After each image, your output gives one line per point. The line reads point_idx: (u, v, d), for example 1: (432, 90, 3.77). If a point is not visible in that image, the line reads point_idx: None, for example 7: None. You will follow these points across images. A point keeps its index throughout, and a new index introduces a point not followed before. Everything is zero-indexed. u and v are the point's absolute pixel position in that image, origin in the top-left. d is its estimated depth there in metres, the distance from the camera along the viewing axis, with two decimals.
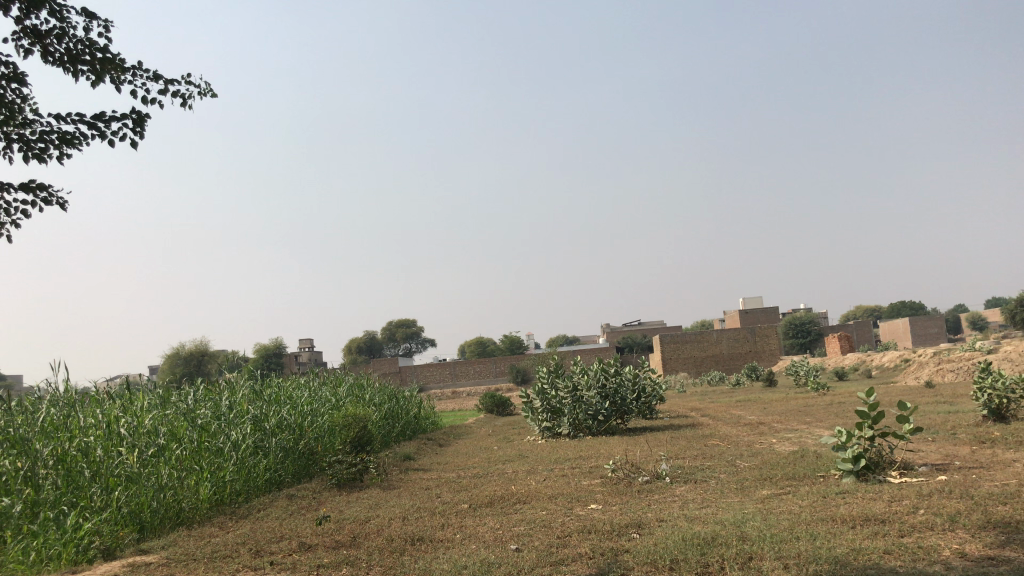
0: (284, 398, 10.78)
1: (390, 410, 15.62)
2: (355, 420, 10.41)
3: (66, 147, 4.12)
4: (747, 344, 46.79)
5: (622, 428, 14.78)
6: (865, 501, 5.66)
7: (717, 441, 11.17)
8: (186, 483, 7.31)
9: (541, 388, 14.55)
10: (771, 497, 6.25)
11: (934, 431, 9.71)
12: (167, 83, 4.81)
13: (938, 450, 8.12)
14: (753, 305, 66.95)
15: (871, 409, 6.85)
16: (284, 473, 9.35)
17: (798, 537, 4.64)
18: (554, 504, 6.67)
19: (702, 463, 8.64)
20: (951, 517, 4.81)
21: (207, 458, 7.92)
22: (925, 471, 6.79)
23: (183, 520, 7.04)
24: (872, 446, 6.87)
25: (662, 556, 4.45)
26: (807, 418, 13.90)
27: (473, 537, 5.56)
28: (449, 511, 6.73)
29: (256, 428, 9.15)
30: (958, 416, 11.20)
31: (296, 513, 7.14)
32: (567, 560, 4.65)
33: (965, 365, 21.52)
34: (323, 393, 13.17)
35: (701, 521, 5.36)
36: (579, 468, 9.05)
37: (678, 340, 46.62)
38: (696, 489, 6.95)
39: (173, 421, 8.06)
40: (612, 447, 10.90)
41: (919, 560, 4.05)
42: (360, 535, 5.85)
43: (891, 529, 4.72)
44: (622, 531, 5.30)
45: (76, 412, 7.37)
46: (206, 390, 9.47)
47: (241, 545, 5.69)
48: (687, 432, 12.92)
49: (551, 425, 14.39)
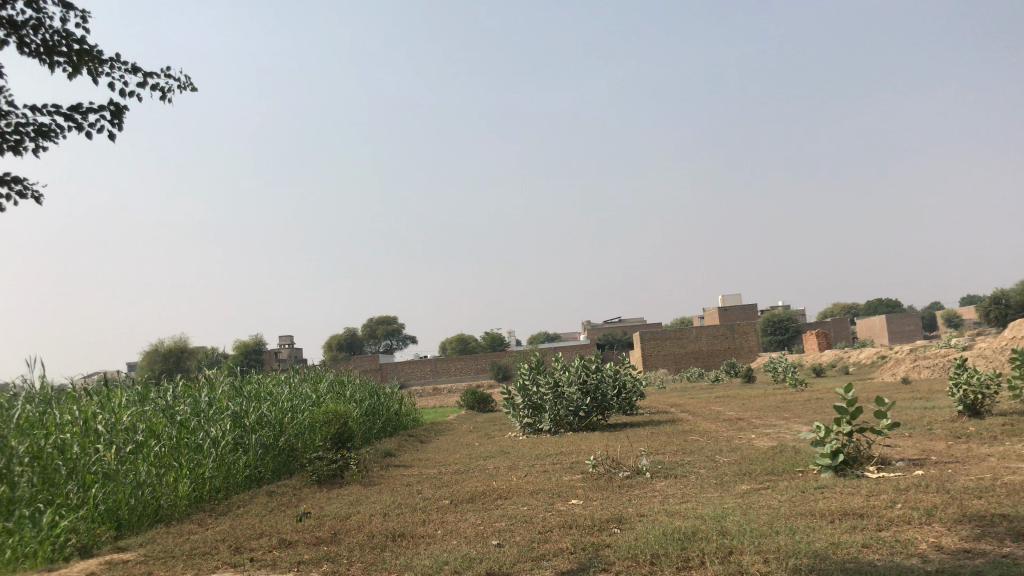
0: (264, 394, 10.73)
1: (371, 406, 15.58)
2: (336, 416, 10.37)
3: (42, 140, 4.07)
4: (727, 341, 47.05)
5: (602, 424, 14.83)
6: (843, 495, 5.72)
7: (697, 436, 11.23)
8: (164, 480, 7.25)
9: (522, 384, 14.56)
10: (750, 492, 6.29)
11: (911, 426, 9.82)
12: (144, 75, 4.77)
13: (915, 446, 8.20)
14: (732, 303, 67.33)
15: (850, 405, 6.91)
16: (264, 470, 9.31)
17: (777, 531, 4.67)
18: (535, 500, 6.68)
19: (682, 458, 8.69)
20: (927, 511, 4.87)
21: (186, 455, 7.87)
22: (902, 466, 6.86)
23: (161, 517, 6.99)
24: (850, 441, 6.93)
25: (643, 551, 4.48)
26: (786, 414, 13.99)
27: (454, 533, 5.56)
28: (430, 507, 6.72)
29: (236, 424, 9.10)
30: (934, 412, 11.32)
31: (276, 509, 7.11)
32: (548, 555, 4.67)
33: (941, 361, 21.74)
34: (303, 389, 13.12)
35: (681, 516, 5.39)
36: (560, 464, 9.08)
37: (658, 337, 46.82)
38: (676, 484, 6.99)
39: (151, 417, 8.00)
40: (592, 443, 10.92)
41: (897, 553, 4.09)
42: (340, 532, 5.83)
43: (869, 523, 4.76)
44: (603, 526, 5.32)
45: (52, 408, 7.29)
46: (185, 387, 9.41)
47: (220, 542, 5.66)
48: (668, 428, 12.99)
49: (532, 421, 14.41)
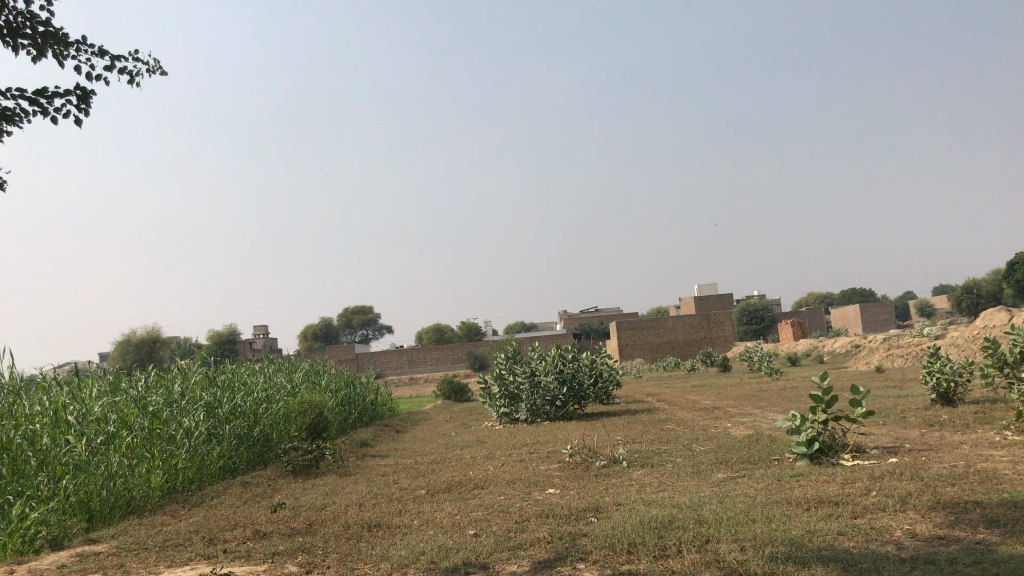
0: (239, 384, 10.62)
1: (346, 396, 15.50)
2: (312, 406, 10.30)
3: (6, 125, 3.97)
4: (703, 330, 47.30)
5: (579, 413, 14.85)
6: (818, 483, 5.75)
7: (674, 425, 11.26)
8: (137, 471, 7.13)
9: (499, 373, 14.54)
10: (726, 480, 6.31)
11: (885, 414, 9.90)
12: (113, 59, 4.66)
13: (889, 434, 8.27)
14: (708, 292, 67.68)
15: (825, 393, 6.95)
16: (238, 460, 9.21)
17: (753, 519, 4.68)
18: (512, 489, 6.67)
19: (659, 447, 8.71)
20: (902, 499, 4.90)
21: (159, 446, 7.76)
22: (877, 454, 6.92)
23: (135, 508, 6.84)
24: (826, 429, 6.97)
25: (620, 540, 4.46)
26: (761, 403, 14.08)
27: (430, 523, 5.53)
28: (406, 497, 6.68)
29: (209, 415, 9.01)
30: (907, 401, 11.44)
31: (250, 500, 7.04)
32: (525, 545, 4.65)
33: (914, 350, 21.97)
34: (279, 379, 13.02)
35: (658, 505, 5.39)
36: (537, 453, 9.07)
37: (634, 326, 46.99)
38: (653, 473, 7.00)
39: (123, 408, 7.90)
40: (569, 433, 10.93)
41: (873, 540, 4.11)
42: (316, 522, 5.78)
43: (844, 511, 4.79)
44: (580, 515, 5.31)
45: (21, 400, 7.20)
46: (158, 376, 9.30)
47: (193, 534, 5.59)
48: (644, 417, 13.02)
49: (509, 410, 14.40)
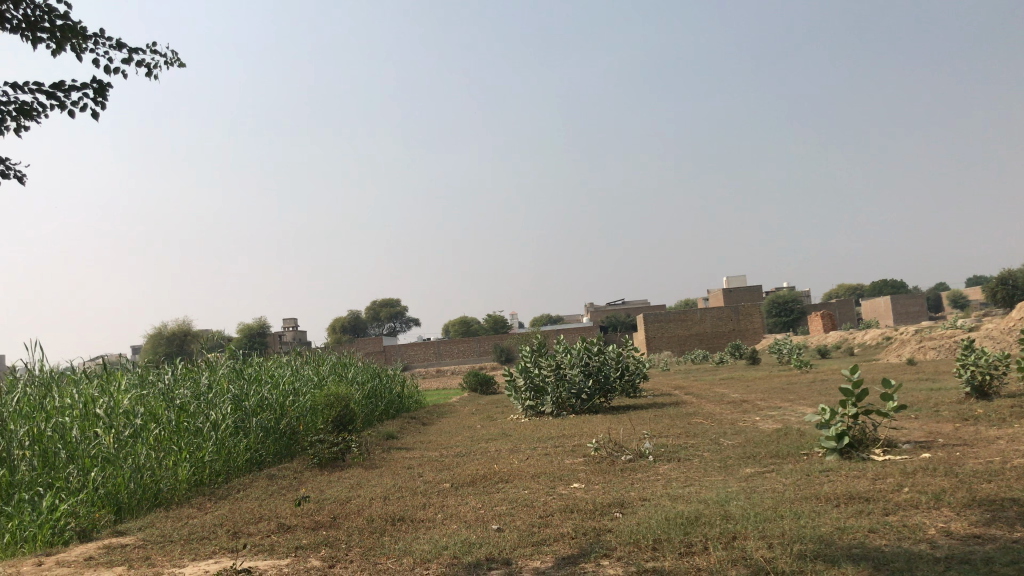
0: (266, 377, 10.67)
1: (373, 388, 15.53)
2: (338, 399, 10.32)
3: (24, 119, 3.97)
4: (731, 322, 46.91)
5: (605, 406, 14.76)
6: (849, 479, 5.64)
7: (702, 419, 11.14)
8: (164, 464, 7.16)
9: (524, 366, 14.50)
10: (754, 475, 6.21)
11: (918, 408, 9.71)
12: (130, 52, 4.65)
13: (922, 428, 8.10)
14: (736, 285, 67.12)
15: (855, 386, 6.83)
16: (265, 453, 9.24)
17: (781, 515, 4.59)
18: (536, 483, 6.62)
19: (686, 441, 8.61)
20: (936, 496, 4.77)
21: (186, 438, 7.80)
22: (909, 449, 6.78)
23: (162, 501, 6.86)
24: (856, 423, 6.83)
25: (645, 536, 4.39)
26: (790, 396, 13.90)
27: (454, 517, 5.50)
28: (430, 491, 6.65)
29: (237, 407, 9.05)
30: (940, 394, 11.24)
31: (276, 493, 7.06)
32: (549, 540, 4.59)
33: (947, 343, 21.62)
34: (305, 372, 13.07)
35: (684, 500, 5.31)
36: (563, 447, 9.01)
37: (662, 319, 46.74)
38: (679, 467, 6.91)
39: (150, 401, 7.96)
40: (595, 426, 10.86)
41: (905, 539, 4.01)
42: (339, 516, 5.76)
43: (875, 508, 4.68)
44: (605, 510, 5.25)
45: (50, 394, 7.27)
46: (186, 369, 9.37)
47: (218, 527, 5.60)
48: (671, 410, 12.91)
49: (535, 403, 14.35)
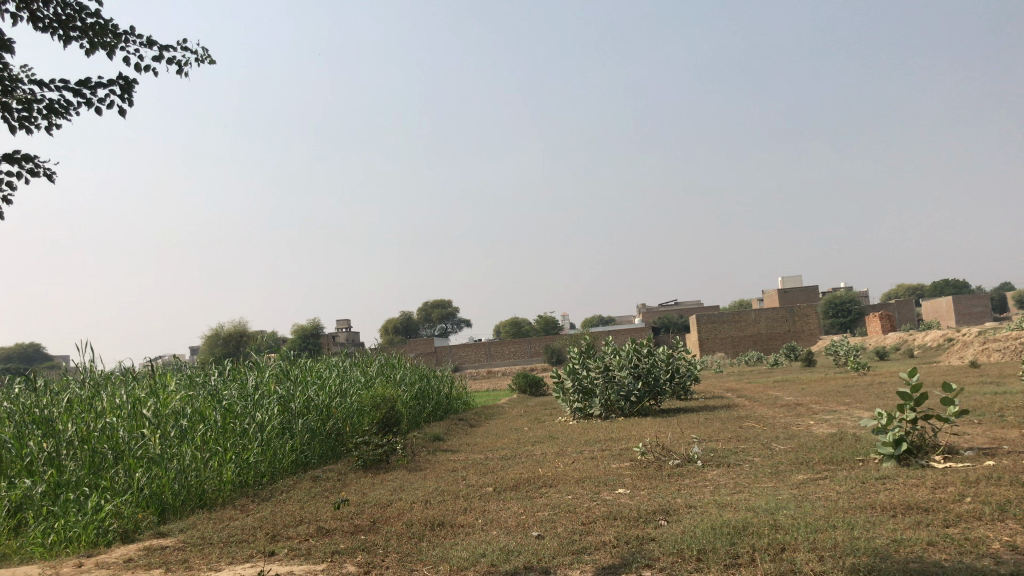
0: (314, 378, 10.69)
1: (421, 389, 15.53)
2: (384, 400, 10.30)
3: (54, 117, 3.98)
4: (787, 324, 46.05)
5: (655, 409, 14.50)
6: (906, 487, 5.39)
7: (754, 423, 10.89)
8: (209, 465, 7.17)
9: (572, 367, 14.36)
10: (807, 482, 5.99)
11: (981, 413, 9.36)
12: (161, 50, 4.67)
13: (986, 434, 7.77)
14: (792, 286, 65.90)
15: (914, 390, 6.54)
16: (311, 454, 9.24)
17: (834, 526, 4.38)
18: (581, 488, 6.48)
19: (736, 445, 8.39)
20: (1000, 507, 4.51)
21: (232, 439, 7.80)
22: (972, 456, 6.47)
23: (207, 502, 6.86)
24: (914, 429, 6.56)
25: (690, 546, 4.22)
26: (846, 399, 13.50)
27: (494, 523, 5.39)
28: (472, 495, 6.56)
29: (283, 409, 9.07)
30: (1005, 398, 10.81)
31: (319, 496, 7.02)
32: (590, 549, 4.45)
33: (1011, 344, 20.90)
34: (353, 372, 13.08)
35: (731, 508, 5.12)
36: (609, 450, 8.86)
37: (715, 320, 46.12)
38: (727, 473, 6.71)
39: (198, 402, 8.00)
40: (644, 429, 10.67)
41: (967, 553, 3.78)
42: (379, 520, 5.70)
43: (935, 519, 4.44)
44: (649, 518, 5.08)
45: (99, 394, 7.32)
46: (234, 370, 9.44)
47: (258, 529, 5.57)
48: (722, 413, 12.64)
49: (583, 406, 14.23)
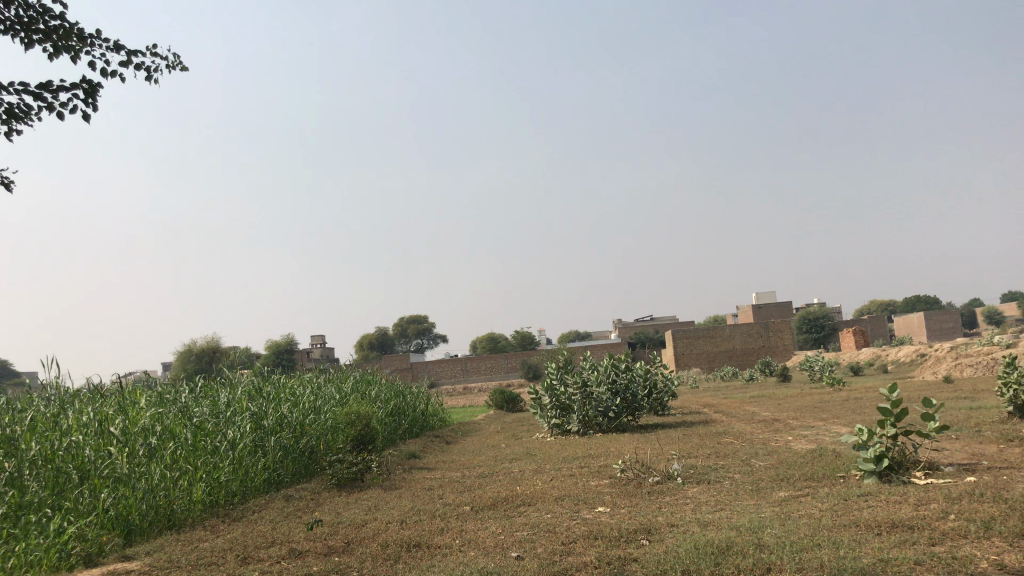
0: (287, 395, 10.48)
1: (396, 406, 15.35)
2: (359, 417, 10.13)
3: (15, 122, 3.86)
4: (761, 339, 46.29)
5: (633, 425, 14.42)
6: (889, 505, 5.33)
7: (732, 438, 10.84)
8: (179, 484, 6.98)
9: (550, 383, 14.26)
10: (788, 500, 5.91)
11: (959, 428, 9.37)
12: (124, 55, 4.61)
13: (964, 449, 7.76)
14: (766, 301, 66.34)
15: (894, 406, 6.50)
16: (284, 473, 9.05)
17: (819, 545, 4.31)
18: (560, 507, 6.36)
19: (716, 462, 8.31)
20: (985, 524, 4.46)
21: (203, 458, 7.61)
22: (952, 472, 6.43)
23: (175, 522, 6.68)
24: (895, 445, 6.52)
25: (673, 566, 4.13)
26: (824, 415, 13.50)
27: (472, 543, 5.26)
28: (449, 514, 6.42)
29: (255, 426, 8.87)
30: (981, 413, 10.86)
31: (292, 516, 6.86)
32: (571, 570, 4.34)
33: (983, 359, 21.09)
34: (327, 389, 12.87)
35: (714, 527, 5.03)
36: (588, 468, 8.75)
37: (690, 335, 46.25)
38: (708, 491, 6.62)
39: (168, 419, 7.79)
40: (623, 446, 10.57)
41: (956, 572, 3.71)
42: (354, 540, 5.55)
43: (920, 537, 4.37)
44: (631, 537, 4.98)
45: (65, 411, 7.08)
46: (206, 387, 9.23)
47: (228, 552, 5.40)
48: (700, 429, 12.57)
49: (560, 422, 14.11)
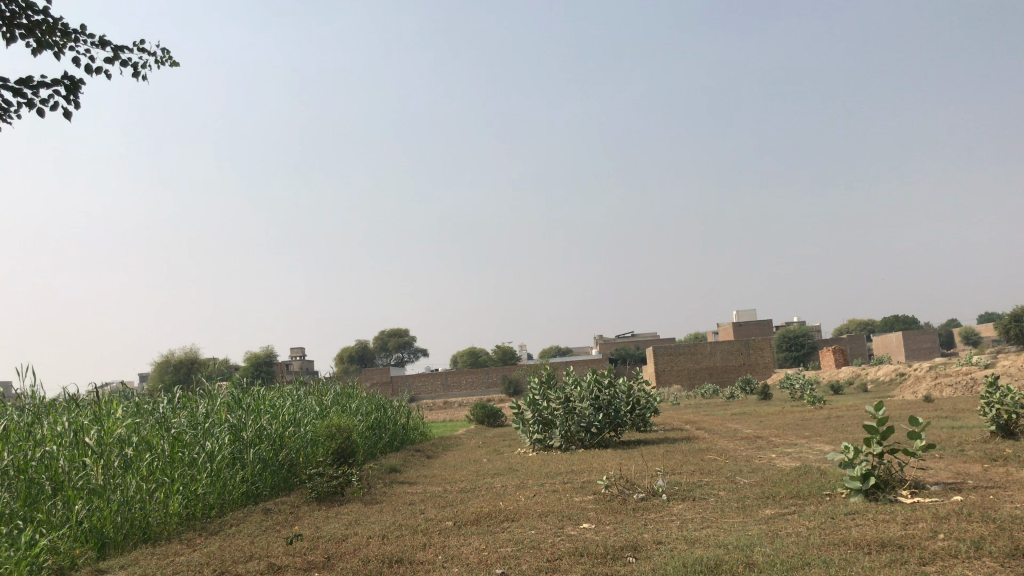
0: (266, 406, 10.32)
1: (377, 419, 15.20)
2: (340, 430, 10.00)
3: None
4: (741, 357, 46.43)
5: (615, 441, 14.33)
6: (878, 523, 5.29)
7: (716, 455, 10.79)
8: (154, 496, 6.83)
9: (532, 398, 14.17)
10: (775, 518, 5.85)
11: (942, 447, 9.37)
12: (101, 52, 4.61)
13: (949, 468, 7.74)
14: (746, 319, 66.71)
15: (880, 423, 6.46)
16: (262, 486, 8.89)
17: (809, 563, 4.25)
18: (544, 523, 6.28)
19: (701, 479, 8.25)
20: (975, 544, 4.42)
21: (180, 469, 7.46)
22: (938, 491, 6.40)
23: (150, 536, 6.53)
24: (881, 463, 6.48)
25: None
26: (807, 432, 13.49)
27: (455, 559, 5.16)
28: (431, 529, 6.32)
29: (234, 438, 8.71)
30: (963, 432, 10.87)
31: (270, 530, 6.71)
32: None
33: (963, 379, 21.21)
34: (307, 402, 12.70)
35: (703, 545, 4.97)
36: (571, 483, 8.66)
37: (671, 352, 46.31)
38: (694, 508, 6.55)
39: (144, 430, 7.63)
40: (606, 461, 10.49)
41: None
42: (334, 556, 5.43)
43: (910, 556, 4.33)
44: (617, 554, 4.90)
45: (40, 421, 6.91)
46: (184, 398, 9.08)
47: (204, 566, 5.26)
48: (683, 446, 12.50)
49: (542, 437, 14.00)
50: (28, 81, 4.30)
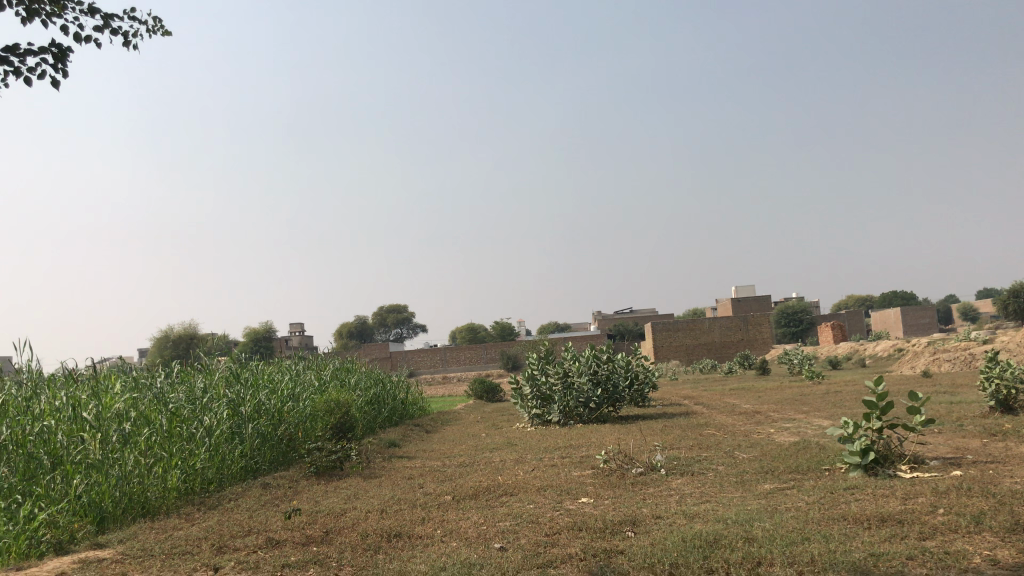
0: (264, 381, 10.30)
1: (376, 394, 15.20)
2: (339, 406, 9.98)
3: None
4: (740, 332, 46.48)
5: (614, 416, 14.34)
6: (878, 498, 5.28)
7: (714, 431, 10.78)
8: (153, 471, 6.83)
9: (531, 373, 14.15)
10: (774, 493, 5.84)
11: (941, 422, 9.37)
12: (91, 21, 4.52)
13: (947, 443, 7.75)
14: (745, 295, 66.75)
15: (880, 399, 6.43)
16: (260, 461, 8.89)
17: (809, 538, 4.23)
18: (543, 497, 6.28)
19: (699, 454, 8.25)
20: (975, 518, 4.40)
21: (178, 444, 7.45)
22: (937, 466, 6.39)
23: (149, 510, 6.53)
24: (881, 438, 6.46)
25: (661, 560, 4.04)
26: (805, 408, 13.50)
27: (454, 533, 5.15)
28: (430, 504, 6.31)
29: (233, 412, 8.70)
30: (961, 407, 10.88)
31: (269, 504, 6.69)
32: (557, 561, 4.24)
33: (960, 355, 21.24)
34: (306, 377, 12.68)
35: (701, 520, 4.95)
36: (570, 458, 8.66)
37: (670, 328, 46.35)
38: (692, 482, 6.55)
39: (142, 405, 7.61)
40: (604, 436, 10.49)
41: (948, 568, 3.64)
42: (333, 530, 5.42)
43: (910, 531, 4.31)
44: (616, 529, 4.89)
45: (38, 396, 6.88)
46: (183, 373, 9.06)
47: (203, 541, 5.24)
48: (681, 421, 12.51)
49: (541, 412, 14.00)
50: (15, 50, 4.22)
